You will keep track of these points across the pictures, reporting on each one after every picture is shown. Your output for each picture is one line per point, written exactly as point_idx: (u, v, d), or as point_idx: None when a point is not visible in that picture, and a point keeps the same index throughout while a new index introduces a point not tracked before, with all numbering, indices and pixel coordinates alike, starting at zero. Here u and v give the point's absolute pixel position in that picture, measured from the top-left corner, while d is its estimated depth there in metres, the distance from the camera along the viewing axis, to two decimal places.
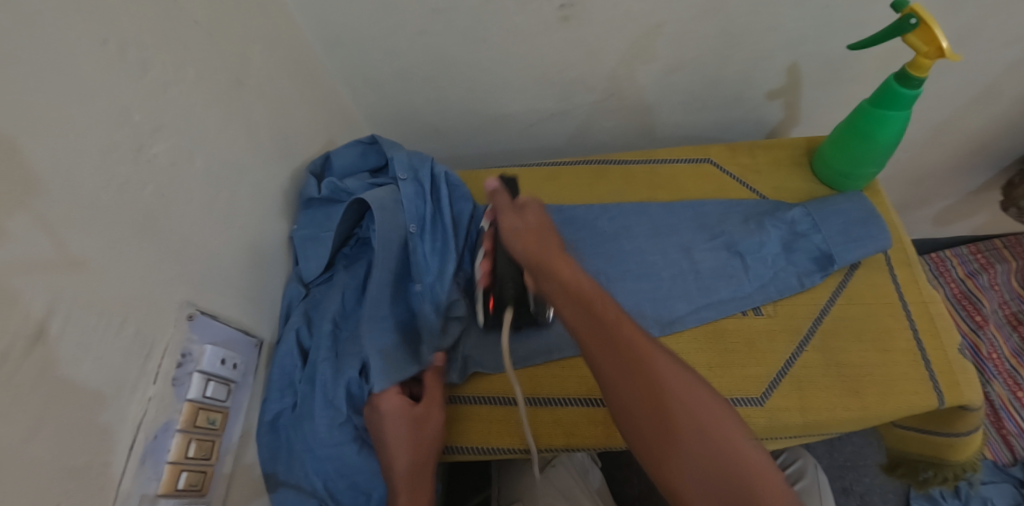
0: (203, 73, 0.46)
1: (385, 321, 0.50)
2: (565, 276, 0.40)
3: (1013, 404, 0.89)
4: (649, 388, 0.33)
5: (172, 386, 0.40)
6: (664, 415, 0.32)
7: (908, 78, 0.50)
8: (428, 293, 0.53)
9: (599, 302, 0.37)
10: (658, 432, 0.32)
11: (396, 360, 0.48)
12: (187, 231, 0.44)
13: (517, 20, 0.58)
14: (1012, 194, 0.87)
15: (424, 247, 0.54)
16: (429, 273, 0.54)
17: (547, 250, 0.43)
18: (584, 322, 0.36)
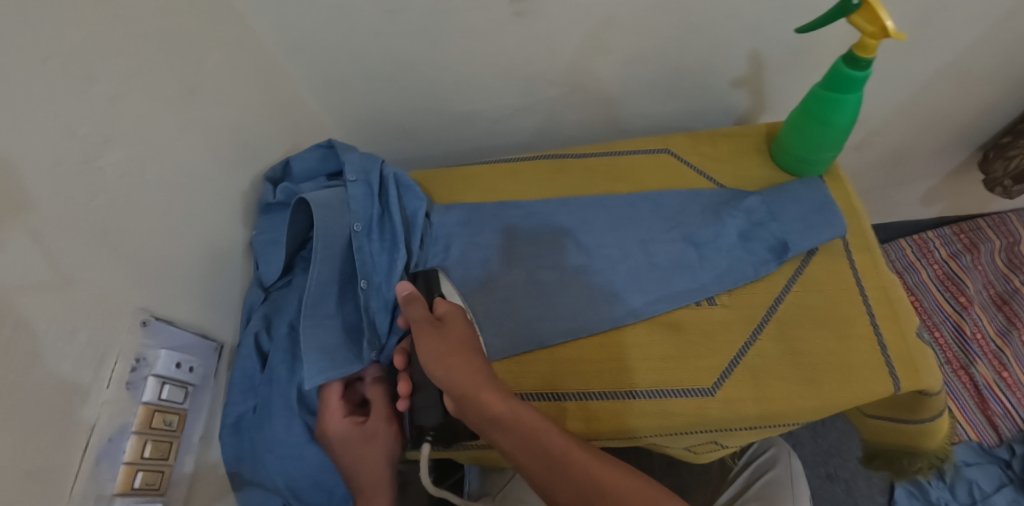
0: (155, 84, 0.46)
1: (330, 318, 0.51)
2: (485, 401, 0.42)
3: (998, 385, 0.88)
4: (585, 496, 0.37)
5: (126, 390, 0.41)
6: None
7: (857, 61, 0.50)
8: (375, 291, 0.54)
9: (535, 432, 0.41)
10: None
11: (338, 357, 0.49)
12: (141, 240, 0.44)
13: (471, 18, 0.58)
14: (992, 171, 0.83)
15: (373, 245, 0.55)
16: (377, 272, 0.55)
17: (449, 345, 0.45)
18: (528, 458, 0.40)
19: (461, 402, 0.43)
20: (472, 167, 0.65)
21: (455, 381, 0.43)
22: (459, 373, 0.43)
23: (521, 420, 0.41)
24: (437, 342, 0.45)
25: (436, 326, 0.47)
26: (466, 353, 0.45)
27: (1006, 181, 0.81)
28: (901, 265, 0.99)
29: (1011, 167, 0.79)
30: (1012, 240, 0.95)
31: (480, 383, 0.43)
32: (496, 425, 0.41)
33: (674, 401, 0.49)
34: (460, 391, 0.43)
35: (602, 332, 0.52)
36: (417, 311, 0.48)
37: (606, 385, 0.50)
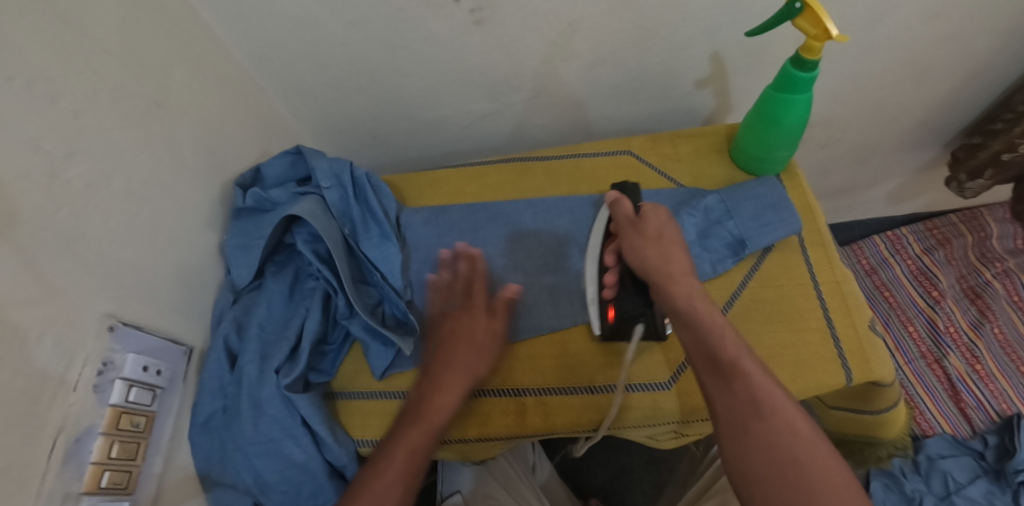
0: (121, 97, 0.48)
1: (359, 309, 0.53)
2: (675, 281, 0.44)
3: (971, 377, 0.89)
4: (738, 421, 0.37)
5: (93, 392, 0.43)
6: (755, 416, 0.37)
7: (803, 63, 0.51)
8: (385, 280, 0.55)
9: (705, 325, 0.41)
10: (782, 461, 0.35)
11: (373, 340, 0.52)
12: (106, 248, 0.46)
13: (432, 27, 0.60)
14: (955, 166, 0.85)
15: (369, 241, 0.57)
16: (383, 263, 0.56)
17: (647, 237, 0.48)
18: (696, 349, 0.41)
19: (656, 289, 0.45)
20: (438, 171, 0.66)
21: (648, 263, 0.47)
22: (662, 256, 0.46)
23: (697, 307, 0.43)
24: (644, 239, 0.48)
25: (635, 223, 0.50)
26: (667, 241, 0.48)
27: (962, 177, 0.84)
28: (875, 260, 1.01)
29: (972, 165, 0.81)
30: (984, 234, 0.97)
31: (681, 267, 0.46)
32: (671, 296, 0.44)
33: (627, 395, 0.51)
34: (656, 273, 0.46)
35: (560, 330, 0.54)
36: (625, 206, 0.52)
37: (564, 381, 0.52)
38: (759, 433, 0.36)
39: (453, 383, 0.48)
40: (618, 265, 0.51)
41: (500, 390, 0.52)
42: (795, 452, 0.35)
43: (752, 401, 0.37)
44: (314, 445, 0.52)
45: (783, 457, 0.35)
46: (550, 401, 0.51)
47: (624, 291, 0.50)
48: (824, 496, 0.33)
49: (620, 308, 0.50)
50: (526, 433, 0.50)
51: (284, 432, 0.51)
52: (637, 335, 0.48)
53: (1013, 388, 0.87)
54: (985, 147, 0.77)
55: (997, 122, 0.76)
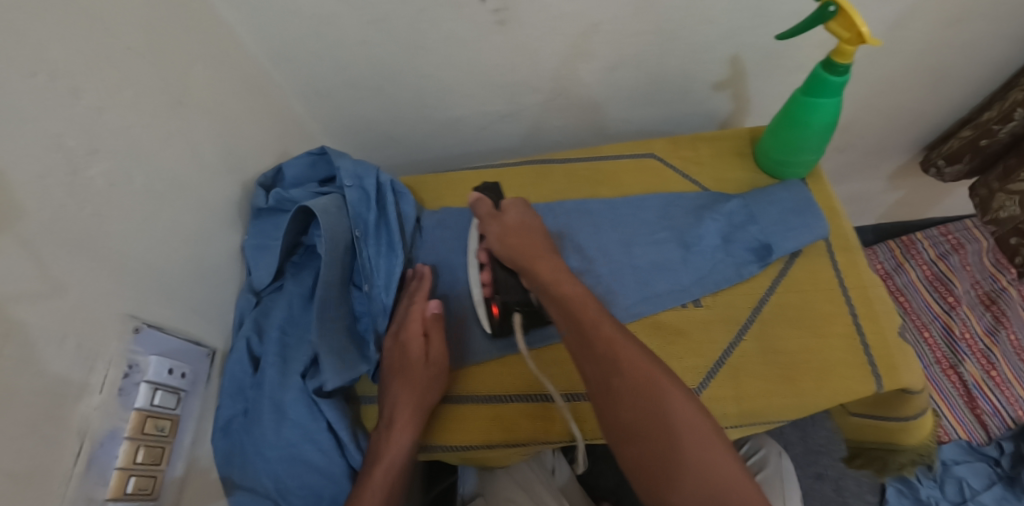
0: (141, 95, 0.47)
1: (333, 323, 0.51)
2: (564, 285, 0.45)
3: (987, 383, 0.89)
4: (622, 393, 0.36)
5: (118, 396, 0.42)
6: (651, 416, 0.35)
7: (834, 66, 0.51)
8: (376, 295, 0.54)
9: (588, 308, 0.42)
10: (657, 434, 0.34)
11: (348, 360, 0.51)
12: (127, 248, 0.45)
13: (452, 27, 0.59)
14: (932, 154, 0.83)
15: (372, 249, 0.55)
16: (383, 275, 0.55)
17: (506, 228, 0.52)
18: (573, 333, 0.41)
19: (524, 272, 0.48)
20: (458, 173, 0.66)
21: (513, 249, 0.50)
22: (523, 246, 0.50)
23: (587, 310, 0.42)
24: (507, 230, 0.52)
25: (495, 215, 0.54)
26: (545, 257, 0.48)
27: (939, 162, 0.81)
28: (888, 266, 1.02)
29: (945, 149, 0.79)
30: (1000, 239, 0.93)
31: (547, 258, 0.48)
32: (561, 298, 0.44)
33: None
34: (523, 263, 0.49)
35: None
36: (484, 208, 0.55)
37: None
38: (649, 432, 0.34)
39: (405, 414, 0.48)
40: (491, 260, 0.54)
41: (528, 395, 0.51)
42: (676, 424, 0.34)
43: (620, 375, 0.37)
44: (338, 448, 0.51)
45: (662, 428, 0.34)
46: (578, 407, 0.50)
47: (500, 281, 0.52)
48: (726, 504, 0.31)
49: (502, 304, 0.51)
50: (551, 439, 0.50)
51: (308, 435, 0.50)
52: (518, 324, 0.49)
53: None
54: (962, 134, 0.75)
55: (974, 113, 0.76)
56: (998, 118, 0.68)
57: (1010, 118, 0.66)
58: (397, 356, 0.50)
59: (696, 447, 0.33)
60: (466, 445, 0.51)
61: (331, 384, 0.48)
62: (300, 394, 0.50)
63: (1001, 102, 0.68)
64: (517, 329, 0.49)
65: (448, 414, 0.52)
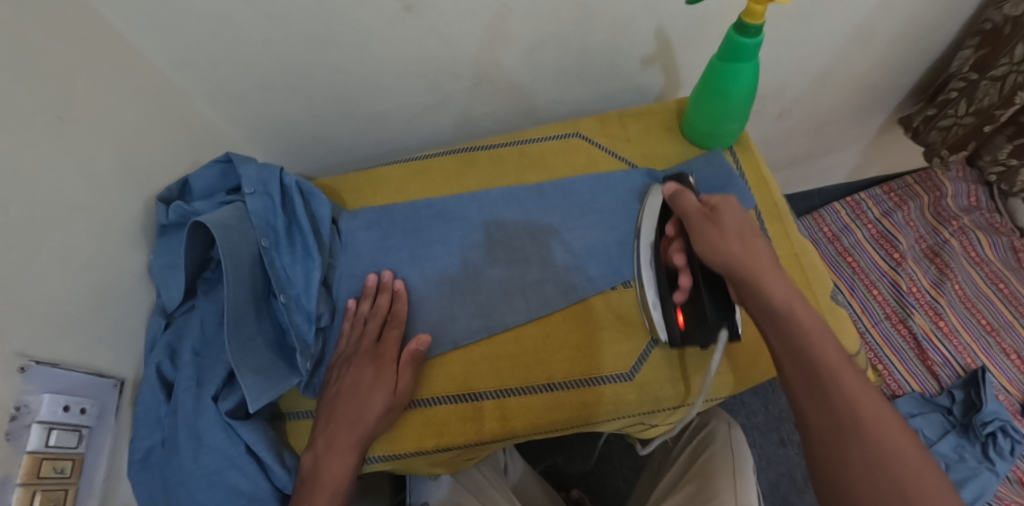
0: (17, 112, 0.42)
1: (254, 339, 0.48)
2: (759, 273, 0.43)
3: (936, 334, 0.91)
4: (831, 403, 0.37)
5: (8, 441, 0.38)
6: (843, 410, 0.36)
7: (746, 28, 0.49)
8: (295, 304, 0.50)
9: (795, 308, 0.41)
10: (858, 446, 0.35)
11: (274, 374, 0.48)
12: (10, 283, 0.41)
13: (358, 17, 0.56)
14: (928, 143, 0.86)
15: (284, 258, 0.51)
16: (304, 282, 0.51)
17: (723, 229, 0.46)
18: (780, 340, 0.41)
19: (740, 284, 0.43)
20: (380, 169, 0.63)
21: (713, 245, 0.45)
22: (705, 235, 0.46)
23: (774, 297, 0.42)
24: (710, 219, 0.47)
25: (711, 217, 0.47)
26: (750, 238, 0.45)
27: (945, 152, 0.85)
28: (836, 227, 1.02)
29: (946, 137, 0.82)
30: (938, 194, 0.99)
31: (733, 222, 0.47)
32: (749, 280, 0.43)
33: (586, 389, 0.49)
34: (727, 252, 0.44)
35: (515, 327, 0.52)
36: (692, 203, 0.49)
37: (521, 381, 0.49)
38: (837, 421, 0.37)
39: (345, 438, 0.46)
40: (691, 264, 0.48)
41: (457, 396, 0.49)
42: (872, 433, 0.35)
43: (829, 387, 0.37)
44: (261, 471, 0.48)
45: (861, 437, 0.35)
46: (507, 404, 0.49)
47: (698, 295, 0.47)
48: (912, 486, 0.33)
49: (693, 315, 0.48)
50: (485, 438, 0.48)
51: (228, 462, 0.47)
52: (723, 341, 0.46)
53: (975, 342, 0.90)
54: (960, 120, 0.79)
55: (947, 92, 0.79)
56: (1000, 104, 0.73)
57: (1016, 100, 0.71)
58: (363, 379, 0.48)
59: (869, 434, 0.35)
60: (398, 454, 0.49)
61: (254, 406, 0.45)
62: (215, 417, 0.47)
63: (996, 84, 0.71)
64: (718, 351, 0.46)
65: None
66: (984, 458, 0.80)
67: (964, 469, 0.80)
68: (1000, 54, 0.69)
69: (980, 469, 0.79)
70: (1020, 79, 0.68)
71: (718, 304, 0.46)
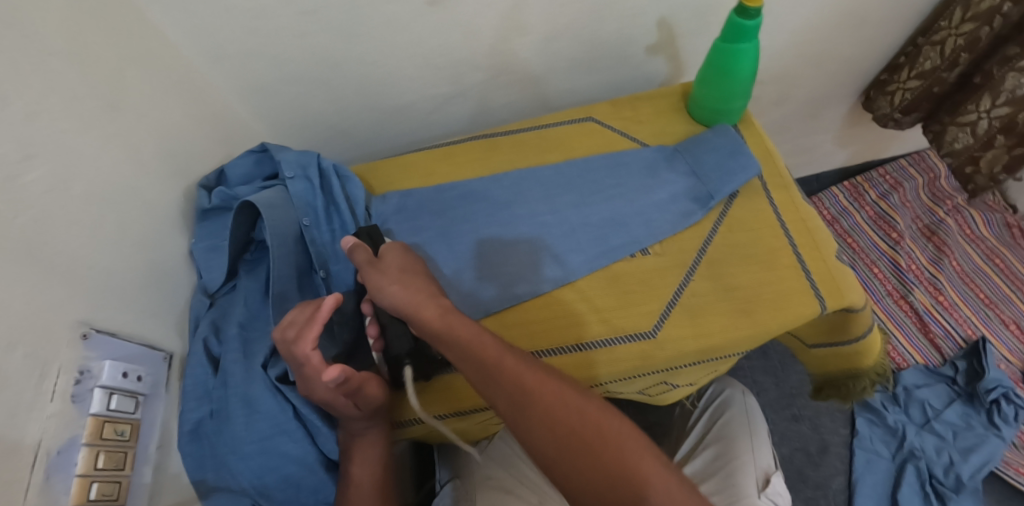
0: (75, 99, 0.45)
1: None
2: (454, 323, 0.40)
3: (936, 309, 0.94)
4: (519, 407, 0.37)
5: (71, 403, 0.41)
6: (604, 475, 0.34)
7: (746, 11, 0.53)
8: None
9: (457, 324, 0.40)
10: (565, 444, 0.35)
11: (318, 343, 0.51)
12: (73, 254, 0.43)
13: (386, 11, 0.60)
14: (878, 108, 0.89)
15: (324, 236, 0.55)
16: (344, 257, 0.55)
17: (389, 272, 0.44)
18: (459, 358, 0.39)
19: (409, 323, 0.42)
20: (406, 155, 0.66)
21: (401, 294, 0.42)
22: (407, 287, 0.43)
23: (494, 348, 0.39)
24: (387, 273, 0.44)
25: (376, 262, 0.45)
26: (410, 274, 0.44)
27: (896, 114, 0.86)
28: (835, 210, 1.05)
29: (895, 101, 0.85)
30: (933, 176, 1.06)
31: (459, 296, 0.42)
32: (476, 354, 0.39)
33: (616, 349, 0.51)
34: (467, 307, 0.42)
35: (542, 296, 0.54)
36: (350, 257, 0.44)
37: (552, 343, 0.52)
38: (594, 487, 0.34)
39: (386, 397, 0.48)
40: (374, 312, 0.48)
41: None
42: (584, 431, 0.36)
43: (528, 398, 0.37)
44: (308, 437, 0.51)
45: (575, 439, 0.35)
46: None
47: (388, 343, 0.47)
48: (620, 475, 0.34)
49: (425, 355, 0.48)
50: None
51: (274, 429, 0.49)
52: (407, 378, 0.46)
53: (975, 315, 0.94)
54: (907, 84, 0.82)
55: (900, 58, 0.83)
56: (945, 66, 0.76)
57: (956, 64, 0.74)
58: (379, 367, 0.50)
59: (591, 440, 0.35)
60: (437, 415, 0.52)
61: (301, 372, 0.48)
62: (265, 385, 0.49)
63: (935, 48, 0.76)
64: (411, 386, 0.45)
65: (415, 390, 0.52)
66: (990, 424, 0.83)
67: (971, 436, 0.83)
68: (944, 15, 0.73)
69: (987, 436, 0.82)
70: (960, 42, 0.72)
71: (397, 338, 0.46)
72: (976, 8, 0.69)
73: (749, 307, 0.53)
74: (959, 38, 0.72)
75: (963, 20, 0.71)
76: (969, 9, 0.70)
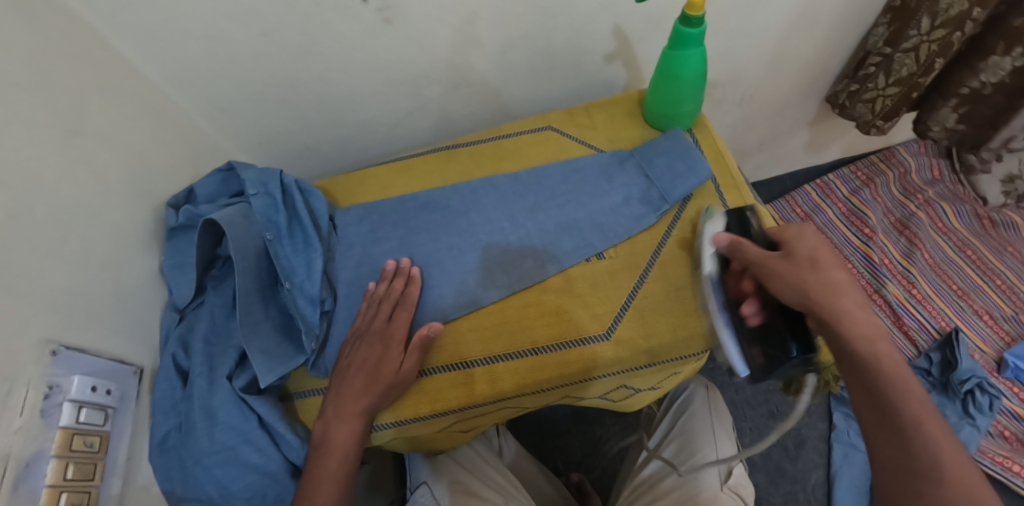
0: (36, 127, 0.47)
1: (262, 324, 0.53)
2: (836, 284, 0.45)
3: (909, 302, 0.95)
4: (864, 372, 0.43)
5: (41, 417, 0.43)
6: (894, 429, 0.41)
7: (689, 20, 0.55)
8: (299, 290, 0.55)
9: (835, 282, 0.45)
10: (881, 416, 0.42)
11: (281, 354, 0.53)
12: (37, 276, 0.45)
13: (342, 30, 0.62)
14: (858, 115, 0.89)
15: (286, 250, 0.56)
16: (305, 270, 0.56)
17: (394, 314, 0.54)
18: (820, 317, 0.45)
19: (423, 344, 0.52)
20: (369, 169, 0.68)
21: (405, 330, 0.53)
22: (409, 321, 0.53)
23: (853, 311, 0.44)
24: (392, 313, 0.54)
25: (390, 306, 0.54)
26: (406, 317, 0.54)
27: (879, 121, 0.87)
28: (808, 207, 1.07)
29: (875, 108, 0.85)
30: (902, 169, 1.07)
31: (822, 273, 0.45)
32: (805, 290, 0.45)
33: (567, 351, 0.53)
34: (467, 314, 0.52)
35: (497, 301, 0.56)
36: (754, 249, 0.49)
37: (507, 347, 0.53)
38: (894, 455, 0.40)
39: (351, 408, 0.50)
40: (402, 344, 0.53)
41: (448, 366, 0.53)
42: (911, 411, 0.40)
43: (882, 369, 0.42)
44: (272, 445, 0.53)
45: (889, 418, 0.41)
46: (496, 369, 0.53)
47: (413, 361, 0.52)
48: (933, 457, 0.39)
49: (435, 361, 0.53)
50: (476, 401, 0.52)
51: (245, 435, 0.51)
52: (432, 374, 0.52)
53: (947, 306, 0.94)
54: (885, 91, 0.82)
55: (867, 68, 0.83)
56: (922, 71, 0.76)
57: (934, 69, 0.75)
58: (371, 357, 0.52)
59: (906, 419, 0.40)
60: (396, 422, 0.53)
61: (264, 382, 0.50)
62: (229, 395, 0.52)
63: (908, 55, 0.76)
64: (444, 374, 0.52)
65: None
66: (964, 414, 0.84)
67: None
68: (909, 26, 0.73)
69: (961, 425, 0.83)
70: (934, 48, 0.73)
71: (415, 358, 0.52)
72: (944, 16, 0.69)
73: (693, 308, 0.55)
74: (933, 46, 0.72)
75: (933, 28, 0.71)
76: (936, 17, 0.70)
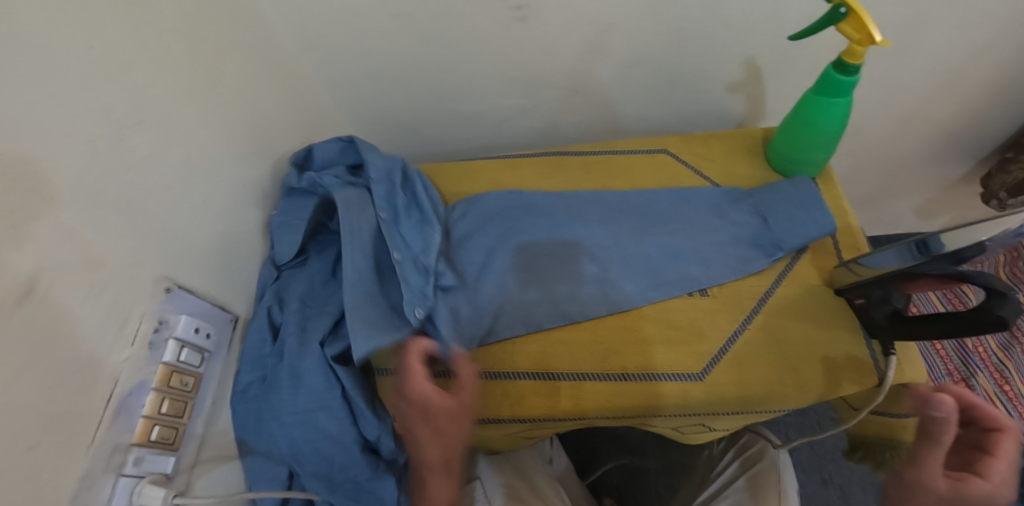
0: (182, 73, 0.50)
1: (371, 297, 0.52)
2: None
3: (999, 398, 0.89)
4: None
5: (148, 349, 0.45)
6: None
7: (845, 67, 0.52)
8: (409, 263, 0.54)
9: None
10: None
11: (386, 324, 0.51)
12: (166, 216, 0.48)
13: (474, 22, 0.62)
14: (991, 184, 0.87)
15: (406, 227, 0.58)
16: (422, 248, 0.56)
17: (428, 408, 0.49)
18: None
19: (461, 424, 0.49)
20: (476, 162, 0.68)
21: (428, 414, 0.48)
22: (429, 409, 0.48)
23: None
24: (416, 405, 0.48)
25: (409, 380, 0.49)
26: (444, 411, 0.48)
27: (1002, 194, 0.85)
28: None
29: (1008, 180, 0.83)
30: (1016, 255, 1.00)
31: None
32: None
33: (660, 384, 0.51)
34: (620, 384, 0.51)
35: (595, 319, 0.54)
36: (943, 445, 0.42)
37: (595, 366, 0.52)
38: None
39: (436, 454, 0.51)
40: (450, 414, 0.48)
41: (535, 373, 0.52)
42: None
43: None
44: (351, 419, 0.52)
45: None
46: (583, 387, 0.51)
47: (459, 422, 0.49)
48: None
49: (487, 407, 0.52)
50: (557, 415, 0.51)
51: (324, 403, 0.51)
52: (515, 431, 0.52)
53: None
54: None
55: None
56: None
57: None
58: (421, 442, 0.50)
59: None
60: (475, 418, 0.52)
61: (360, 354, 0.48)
62: (318, 363, 0.52)
63: None
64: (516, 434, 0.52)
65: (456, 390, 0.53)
66: None
67: None
68: None
69: None
70: None
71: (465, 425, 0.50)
72: None
73: (795, 366, 0.52)
74: None
75: None
76: None
